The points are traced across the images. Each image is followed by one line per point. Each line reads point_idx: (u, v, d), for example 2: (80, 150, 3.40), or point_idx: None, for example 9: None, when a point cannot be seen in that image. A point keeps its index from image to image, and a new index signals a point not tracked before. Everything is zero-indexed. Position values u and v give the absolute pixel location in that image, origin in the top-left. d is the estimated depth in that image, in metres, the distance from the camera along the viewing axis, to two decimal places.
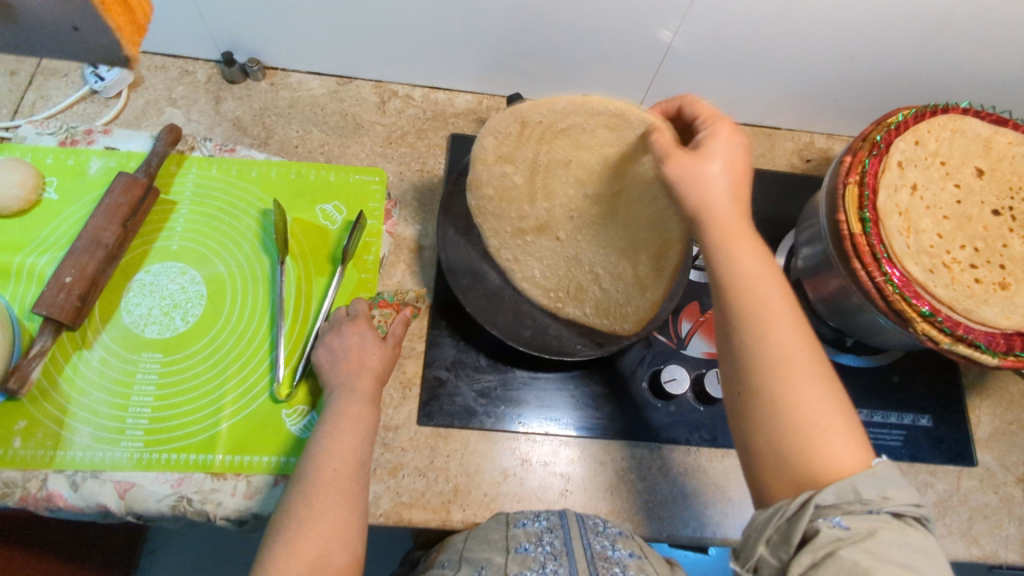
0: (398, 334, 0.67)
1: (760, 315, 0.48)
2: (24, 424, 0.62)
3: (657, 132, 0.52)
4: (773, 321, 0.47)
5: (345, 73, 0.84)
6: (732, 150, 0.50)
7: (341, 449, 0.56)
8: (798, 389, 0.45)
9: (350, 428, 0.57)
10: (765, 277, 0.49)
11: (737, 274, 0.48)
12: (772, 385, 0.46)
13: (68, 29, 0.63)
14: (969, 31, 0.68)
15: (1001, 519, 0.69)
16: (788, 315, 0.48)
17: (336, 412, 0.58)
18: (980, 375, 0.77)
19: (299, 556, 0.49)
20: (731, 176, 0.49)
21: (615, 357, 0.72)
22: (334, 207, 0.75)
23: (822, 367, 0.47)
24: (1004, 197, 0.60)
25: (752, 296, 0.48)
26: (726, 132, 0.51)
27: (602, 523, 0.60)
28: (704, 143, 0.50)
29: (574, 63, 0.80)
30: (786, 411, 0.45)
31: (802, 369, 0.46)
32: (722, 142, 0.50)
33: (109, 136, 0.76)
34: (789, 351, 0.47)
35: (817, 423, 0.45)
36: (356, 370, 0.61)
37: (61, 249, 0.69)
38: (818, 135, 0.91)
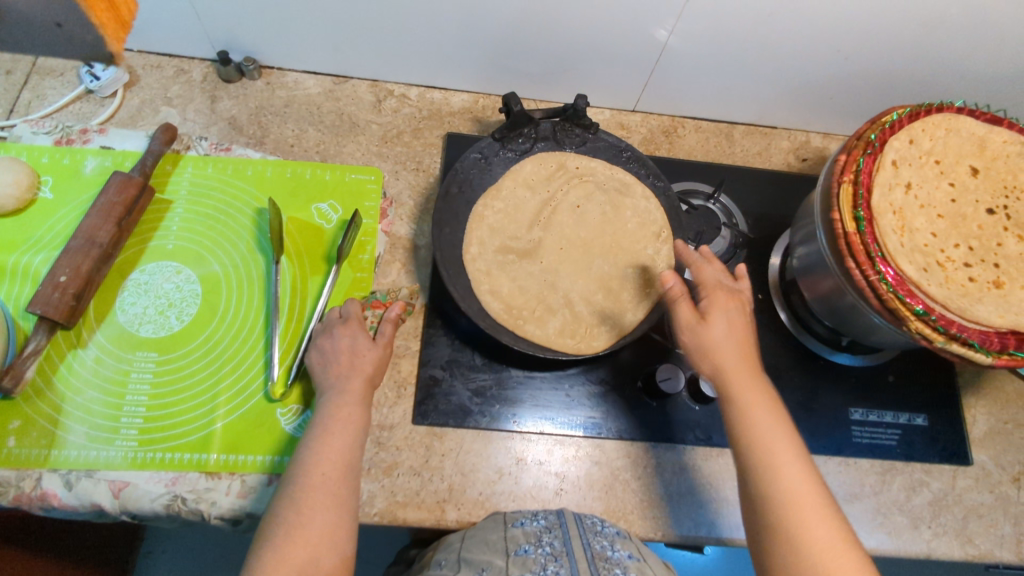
0: (390, 334, 0.65)
1: (767, 457, 0.52)
2: (19, 423, 0.62)
3: (679, 304, 0.59)
4: (779, 445, 0.52)
5: (341, 72, 0.84)
6: (733, 320, 0.58)
7: (332, 450, 0.55)
8: (807, 529, 0.49)
9: (340, 429, 0.57)
10: (766, 407, 0.54)
11: (743, 405, 0.54)
12: (782, 507, 0.50)
13: (54, 24, 0.74)
14: (964, 29, 0.68)
15: (996, 518, 0.69)
16: (795, 460, 0.52)
17: (330, 413, 0.58)
18: (975, 374, 0.77)
19: (289, 563, 0.48)
20: (732, 335, 0.57)
21: (612, 356, 0.72)
22: (330, 206, 0.75)
23: (828, 507, 0.50)
24: (998, 196, 0.60)
25: (760, 441, 0.53)
26: (726, 299, 0.59)
27: (600, 523, 0.60)
28: (707, 311, 0.58)
29: (569, 62, 0.80)
30: (797, 538, 0.48)
31: (807, 497, 0.50)
32: (722, 313, 0.58)
33: (105, 135, 0.76)
34: (796, 496, 0.50)
35: (820, 548, 0.48)
36: (352, 366, 0.61)
37: (56, 248, 0.69)
38: (815, 134, 0.90)
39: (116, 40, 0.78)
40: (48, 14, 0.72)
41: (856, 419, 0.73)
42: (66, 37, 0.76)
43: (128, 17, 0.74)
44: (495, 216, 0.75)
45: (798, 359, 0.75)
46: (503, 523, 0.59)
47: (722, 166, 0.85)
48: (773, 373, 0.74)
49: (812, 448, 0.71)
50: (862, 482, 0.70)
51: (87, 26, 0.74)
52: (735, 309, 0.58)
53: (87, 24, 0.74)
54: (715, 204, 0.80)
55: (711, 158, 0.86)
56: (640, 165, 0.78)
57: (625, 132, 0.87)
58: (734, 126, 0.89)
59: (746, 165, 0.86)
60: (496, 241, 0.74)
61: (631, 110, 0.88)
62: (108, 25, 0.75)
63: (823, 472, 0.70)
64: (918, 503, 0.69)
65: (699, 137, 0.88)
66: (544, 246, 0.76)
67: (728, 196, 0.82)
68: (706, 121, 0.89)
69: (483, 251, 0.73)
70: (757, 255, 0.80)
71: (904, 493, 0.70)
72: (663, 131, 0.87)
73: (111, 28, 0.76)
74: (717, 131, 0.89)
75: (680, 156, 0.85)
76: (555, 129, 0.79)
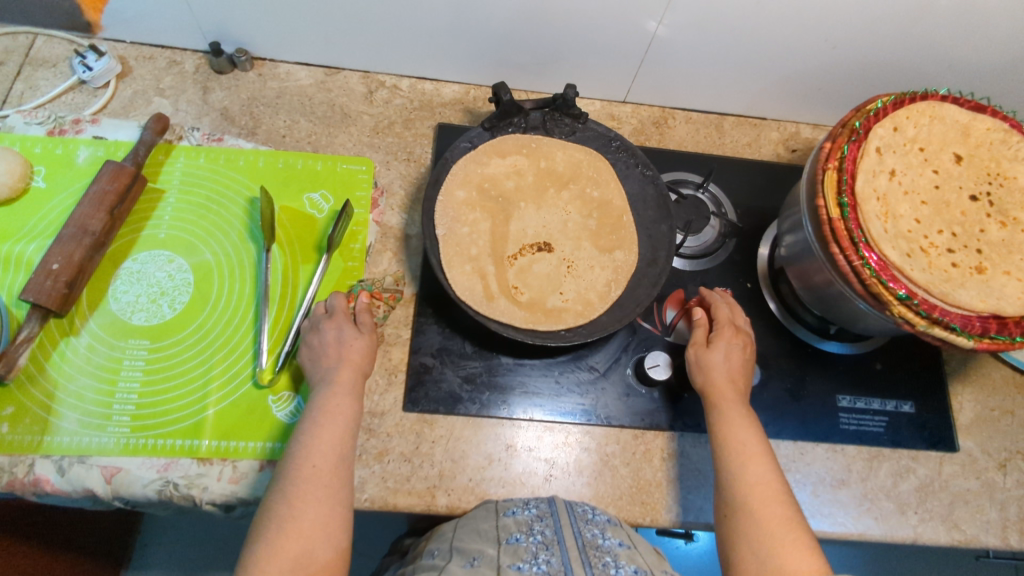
0: (371, 323, 0.67)
1: (738, 449, 0.59)
2: (12, 410, 0.62)
3: (696, 331, 0.68)
4: (751, 456, 0.58)
5: (333, 63, 0.84)
6: (733, 349, 0.65)
7: (321, 443, 0.56)
8: (769, 508, 0.55)
9: (330, 422, 0.58)
10: (746, 426, 0.60)
11: (726, 417, 0.61)
12: (746, 501, 0.56)
13: None
14: (951, 19, 0.69)
15: (982, 504, 0.69)
16: (760, 456, 0.59)
17: (319, 407, 0.59)
18: (961, 361, 0.78)
19: (285, 555, 0.49)
20: (713, 366, 0.64)
21: (601, 344, 0.73)
22: (321, 196, 0.76)
23: (784, 493, 0.56)
24: (981, 182, 0.61)
25: (728, 443, 0.59)
26: (731, 334, 0.66)
27: (592, 510, 0.60)
28: (713, 341, 0.66)
29: (560, 54, 0.81)
30: (756, 523, 0.54)
31: (770, 492, 0.56)
32: (727, 342, 0.65)
33: (98, 125, 0.76)
34: (761, 481, 0.57)
35: (776, 534, 0.53)
36: (342, 358, 0.62)
37: (48, 237, 0.69)
38: (805, 125, 0.91)
39: (93, 10, 0.76)
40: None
41: (844, 406, 0.73)
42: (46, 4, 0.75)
43: None
44: (484, 180, 0.76)
45: (787, 347, 0.75)
46: (494, 510, 0.60)
47: (711, 156, 0.85)
48: (762, 362, 0.74)
49: (800, 434, 0.71)
50: (849, 468, 0.71)
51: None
52: (737, 343, 0.66)
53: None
54: (704, 194, 0.81)
55: (700, 149, 0.87)
56: (628, 155, 0.78)
57: (616, 123, 0.87)
58: (724, 117, 0.90)
59: (735, 156, 0.87)
60: (481, 190, 0.76)
61: (622, 101, 0.88)
62: None
63: (809, 458, 0.71)
64: (905, 489, 0.70)
65: (689, 128, 0.88)
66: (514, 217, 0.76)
67: (717, 186, 0.83)
68: (697, 112, 0.89)
69: (456, 208, 0.74)
70: (746, 245, 0.80)
71: (891, 479, 0.70)
72: (654, 122, 0.88)
73: None
74: (707, 122, 0.89)
75: (670, 147, 0.86)
76: (545, 120, 0.79)
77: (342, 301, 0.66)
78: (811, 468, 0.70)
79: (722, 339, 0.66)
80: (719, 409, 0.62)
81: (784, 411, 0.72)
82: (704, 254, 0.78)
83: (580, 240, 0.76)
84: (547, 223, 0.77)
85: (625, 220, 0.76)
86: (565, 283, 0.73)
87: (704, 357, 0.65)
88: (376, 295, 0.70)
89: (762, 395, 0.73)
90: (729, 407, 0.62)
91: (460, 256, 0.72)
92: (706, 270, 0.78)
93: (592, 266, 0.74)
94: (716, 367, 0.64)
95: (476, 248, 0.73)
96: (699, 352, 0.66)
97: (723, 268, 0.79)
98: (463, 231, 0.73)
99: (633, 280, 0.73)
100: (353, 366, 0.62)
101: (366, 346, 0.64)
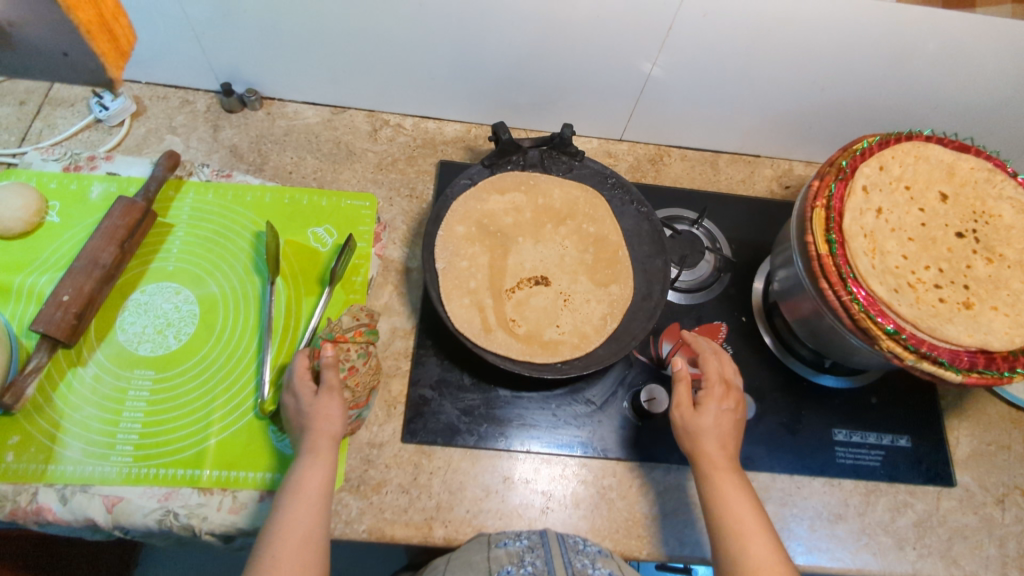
0: (335, 379, 0.60)
1: (737, 526, 0.57)
2: (18, 439, 0.64)
3: (681, 388, 0.64)
4: (750, 536, 0.56)
5: (339, 103, 0.87)
6: (722, 411, 0.63)
7: (292, 525, 0.54)
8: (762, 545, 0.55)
9: (302, 500, 0.56)
10: (742, 500, 0.59)
11: (721, 492, 0.59)
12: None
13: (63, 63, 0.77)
14: (934, 61, 0.72)
15: (981, 540, 0.69)
16: (761, 533, 0.57)
17: (294, 481, 0.57)
18: (957, 396, 0.78)
19: None
20: (702, 433, 0.62)
21: (597, 377, 0.74)
22: (325, 230, 0.78)
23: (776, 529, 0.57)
24: (967, 220, 0.62)
25: (728, 520, 0.57)
26: (721, 394, 0.64)
27: (583, 542, 0.61)
28: (702, 403, 0.63)
29: (559, 95, 0.83)
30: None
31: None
32: (716, 405, 0.63)
33: (111, 162, 0.79)
34: (762, 564, 0.54)
35: None
36: (313, 423, 0.59)
37: (60, 270, 0.71)
38: (798, 162, 0.93)
39: (116, 68, 0.81)
40: (56, 56, 0.75)
41: (840, 440, 0.74)
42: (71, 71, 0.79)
43: (128, 48, 0.77)
44: (484, 215, 0.78)
45: (783, 381, 0.76)
46: (487, 543, 0.60)
47: (706, 193, 0.87)
48: (757, 395, 0.75)
49: (797, 467, 0.71)
50: (846, 503, 0.71)
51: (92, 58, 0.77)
52: (726, 405, 0.64)
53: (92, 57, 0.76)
54: (699, 230, 0.82)
55: (696, 186, 0.89)
56: (624, 192, 0.81)
57: (613, 160, 0.90)
58: (718, 154, 0.92)
59: (730, 193, 0.89)
60: (480, 225, 0.78)
61: (618, 139, 0.91)
62: (109, 56, 0.77)
63: (806, 492, 0.71)
64: (903, 524, 0.70)
65: (684, 165, 0.90)
66: (513, 251, 0.78)
67: (711, 222, 0.85)
68: (692, 150, 0.92)
69: (456, 243, 0.76)
70: (741, 279, 0.82)
71: (888, 514, 0.70)
72: (650, 159, 0.90)
73: (113, 58, 0.78)
74: (702, 160, 0.91)
75: (666, 184, 0.88)
76: (543, 157, 0.82)
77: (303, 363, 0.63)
78: (808, 502, 0.70)
79: (713, 401, 0.63)
80: (714, 481, 0.60)
81: (779, 445, 0.72)
82: (699, 288, 0.79)
83: (578, 274, 0.78)
84: (545, 257, 0.78)
85: (621, 255, 0.78)
86: (562, 316, 0.74)
87: (694, 422, 0.62)
88: (338, 338, 0.63)
89: (758, 428, 0.73)
90: (724, 479, 0.60)
91: (459, 290, 0.73)
92: (701, 304, 0.79)
93: (589, 300, 0.76)
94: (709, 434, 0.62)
95: (475, 281, 0.74)
96: (686, 414, 0.63)
97: (718, 302, 0.80)
98: (462, 265, 0.75)
99: (629, 313, 0.74)
100: (326, 433, 0.59)
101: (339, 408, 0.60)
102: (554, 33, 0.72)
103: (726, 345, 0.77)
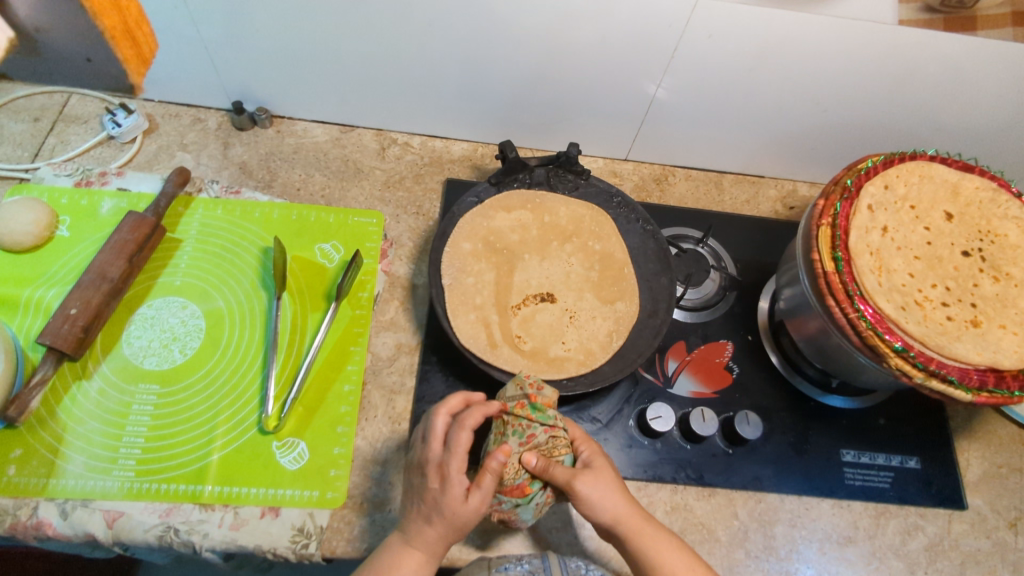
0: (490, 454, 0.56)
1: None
2: (20, 452, 0.63)
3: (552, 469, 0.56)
4: None
5: (347, 121, 0.89)
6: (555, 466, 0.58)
7: None
8: None
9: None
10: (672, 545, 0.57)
11: (656, 550, 0.56)
12: None
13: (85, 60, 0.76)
14: (937, 83, 0.73)
15: (993, 564, 0.68)
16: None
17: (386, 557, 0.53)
18: (966, 417, 0.77)
19: None
20: (606, 505, 0.56)
21: (603, 395, 0.73)
22: (332, 247, 0.78)
23: None
24: (973, 239, 0.63)
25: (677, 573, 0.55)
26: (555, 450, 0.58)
27: (586, 566, 0.61)
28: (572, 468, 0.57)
29: (565, 115, 0.84)
30: None
31: None
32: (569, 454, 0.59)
33: (122, 178, 0.80)
34: None
35: None
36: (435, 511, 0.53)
37: (68, 283, 0.72)
38: (802, 183, 0.94)
39: (137, 74, 0.80)
40: (79, 49, 0.74)
41: (848, 460, 0.73)
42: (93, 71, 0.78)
43: (150, 54, 0.76)
44: (490, 233, 0.78)
45: (790, 401, 0.75)
46: (486, 566, 0.59)
47: (711, 213, 0.88)
48: (764, 415, 0.74)
49: (805, 489, 0.71)
50: (855, 525, 0.70)
51: (112, 60, 0.77)
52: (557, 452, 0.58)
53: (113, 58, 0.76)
54: (704, 248, 0.83)
55: (700, 206, 0.89)
56: (629, 211, 0.81)
57: (618, 180, 0.90)
58: (722, 174, 0.93)
59: (734, 212, 0.89)
60: (486, 242, 0.78)
61: (624, 158, 0.92)
62: (131, 60, 0.77)
63: (815, 514, 0.70)
64: (914, 547, 0.69)
65: (689, 185, 0.91)
66: (519, 268, 0.78)
67: (716, 241, 0.85)
68: (696, 170, 0.93)
69: (462, 259, 0.76)
70: (747, 298, 0.82)
71: (899, 537, 0.69)
72: (655, 179, 0.91)
73: (134, 62, 0.77)
74: (707, 180, 0.92)
75: (671, 203, 0.88)
76: (549, 175, 0.83)
77: (477, 413, 0.55)
78: (817, 524, 0.69)
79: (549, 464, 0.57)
80: (642, 538, 0.56)
81: (787, 465, 0.72)
82: (704, 305, 0.79)
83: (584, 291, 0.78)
84: (551, 274, 0.78)
85: (626, 271, 0.78)
86: (567, 332, 0.74)
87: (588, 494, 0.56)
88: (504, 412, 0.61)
89: (765, 448, 0.72)
90: (649, 531, 0.56)
91: (465, 306, 0.73)
92: (707, 322, 0.79)
93: (594, 316, 0.75)
94: (606, 501, 0.56)
95: (481, 297, 0.74)
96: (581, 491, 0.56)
97: (724, 321, 0.80)
98: (468, 281, 0.75)
99: (635, 330, 0.74)
100: (435, 524, 0.53)
101: (465, 508, 0.53)
102: (560, 54, 0.73)
103: (732, 363, 0.77)
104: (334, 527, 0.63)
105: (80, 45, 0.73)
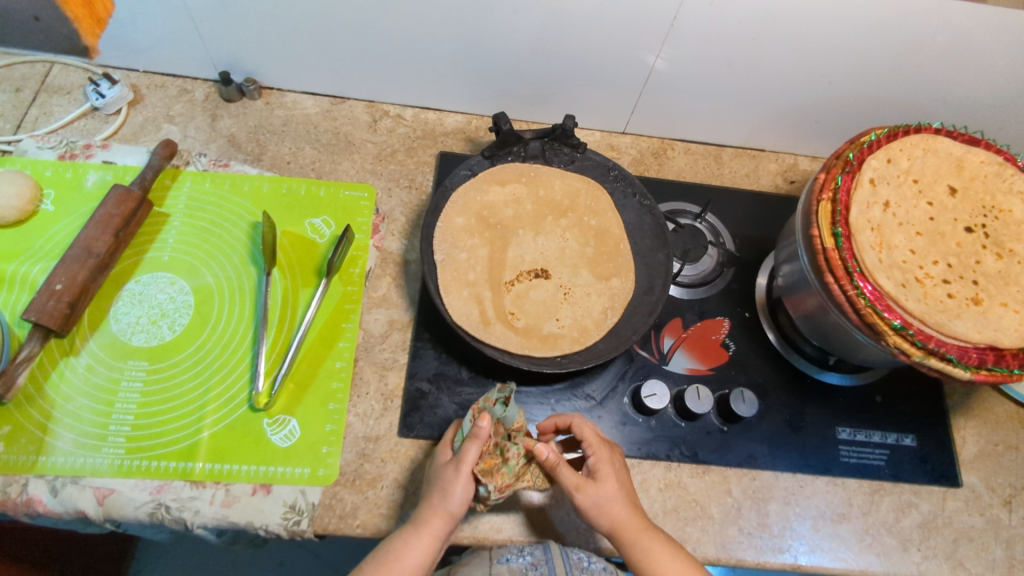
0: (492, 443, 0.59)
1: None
2: (8, 429, 0.63)
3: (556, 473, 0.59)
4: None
5: (339, 93, 0.86)
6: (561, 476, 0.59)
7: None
8: None
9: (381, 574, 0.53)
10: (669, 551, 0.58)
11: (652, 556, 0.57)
12: None
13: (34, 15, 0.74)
14: (944, 54, 0.70)
15: (987, 541, 0.68)
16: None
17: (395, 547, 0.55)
18: (964, 395, 0.77)
19: None
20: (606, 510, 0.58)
21: (597, 372, 0.72)
22: (323, 221, 0.77)
23: None
24: (977, 214, 0.61)
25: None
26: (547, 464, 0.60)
27: (587, 558, 0.62)
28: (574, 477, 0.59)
29: (561, 86, 0.82)
30: None
31: None
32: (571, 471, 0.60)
33: (108, 150, 0.78)
34: None
35: None
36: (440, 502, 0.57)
37: (54, 258, 0.70)
38: (803, 157, 0.92)
39: (91, 35, 0.78)
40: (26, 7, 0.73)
41: (844, 438, 0.72)
42: (42, 29, 0.77)
43: (103, 14, 0.74)
44: (484, 207, 0.77)
45: (786, 378, 0.75)
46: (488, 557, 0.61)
47: (709, 187, 0.86)
48: (760, 393, 0.73)
49: (800, 466, 0.70)
50: (849, 502, 0.69)
51: (63, 19, 0.75)
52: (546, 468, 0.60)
53: (62, 16, 0.74)
54: (702, 223, 0.82)
55: (699, 180, 0.87)
56: (626, 185, 0.80)
57: (615, 153, 0.88)
58: (722, 148, 0.91)
59: (733, 187, 0.87)
60: (480, 218, 0.76)
61: (622, 132, 0.90)
62: (81, 19, 0.75)
63: (809, 491, 0.70)
64: (907, 525, 0.69)
65: (688, 159, 0.89)
66: (514, 244, 0.76)
67: (715, 216, 0.84)
68: (695, 144, 0.91)
69: (454, 235, 0.75)
70: (744, 273, 0.81)
71: (893, 514, 0.69)
72: (653, 153, 0.89)
73: (85, 21, 0.75)
74: (706, 154, 0.90)
75: (669, 177, 0.87)
76: (544, 148, 0.81)
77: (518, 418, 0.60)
78: (811, 501, 0.69)
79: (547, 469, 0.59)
80: (639, 544, 0.58)
81: (782, 443, 0.71)
82: (702, 282, 0.78)
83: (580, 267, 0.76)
84: (545, 250, 0.77)
85: (622, 247, 0.77)
86: (561, 309, 0.73)
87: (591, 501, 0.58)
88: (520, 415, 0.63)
89: (760, 426, 0.72)
90: (647, 538, 0.58)
91: (458, 283, 0.72)
92: (704, 299, 0.78)
93: (589, 293, 0.74)
94: (606, 509, 0.59)
95: (474, 273, 0.73)
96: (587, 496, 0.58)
97: (721, 298, 0.79)
98: (461, 257, 0.74)
99: (630, 308, 0.73)
100: (441, 512, 0.56)
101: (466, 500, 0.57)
102: (557, 23, 0.71)
103: (728, 340, 0.76)
104: (325, 505, 0.63)
105: (28, 1, 0.72)
